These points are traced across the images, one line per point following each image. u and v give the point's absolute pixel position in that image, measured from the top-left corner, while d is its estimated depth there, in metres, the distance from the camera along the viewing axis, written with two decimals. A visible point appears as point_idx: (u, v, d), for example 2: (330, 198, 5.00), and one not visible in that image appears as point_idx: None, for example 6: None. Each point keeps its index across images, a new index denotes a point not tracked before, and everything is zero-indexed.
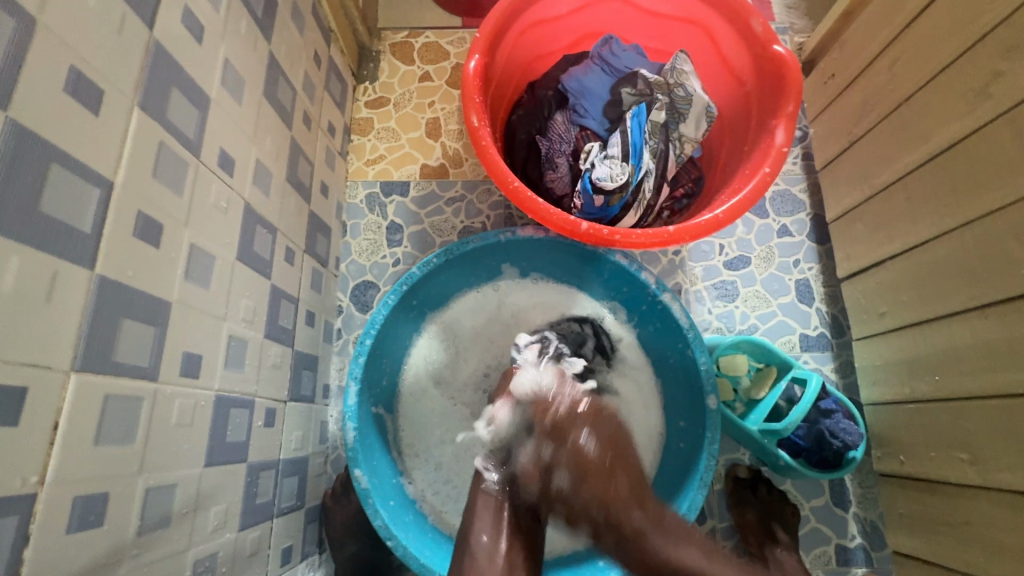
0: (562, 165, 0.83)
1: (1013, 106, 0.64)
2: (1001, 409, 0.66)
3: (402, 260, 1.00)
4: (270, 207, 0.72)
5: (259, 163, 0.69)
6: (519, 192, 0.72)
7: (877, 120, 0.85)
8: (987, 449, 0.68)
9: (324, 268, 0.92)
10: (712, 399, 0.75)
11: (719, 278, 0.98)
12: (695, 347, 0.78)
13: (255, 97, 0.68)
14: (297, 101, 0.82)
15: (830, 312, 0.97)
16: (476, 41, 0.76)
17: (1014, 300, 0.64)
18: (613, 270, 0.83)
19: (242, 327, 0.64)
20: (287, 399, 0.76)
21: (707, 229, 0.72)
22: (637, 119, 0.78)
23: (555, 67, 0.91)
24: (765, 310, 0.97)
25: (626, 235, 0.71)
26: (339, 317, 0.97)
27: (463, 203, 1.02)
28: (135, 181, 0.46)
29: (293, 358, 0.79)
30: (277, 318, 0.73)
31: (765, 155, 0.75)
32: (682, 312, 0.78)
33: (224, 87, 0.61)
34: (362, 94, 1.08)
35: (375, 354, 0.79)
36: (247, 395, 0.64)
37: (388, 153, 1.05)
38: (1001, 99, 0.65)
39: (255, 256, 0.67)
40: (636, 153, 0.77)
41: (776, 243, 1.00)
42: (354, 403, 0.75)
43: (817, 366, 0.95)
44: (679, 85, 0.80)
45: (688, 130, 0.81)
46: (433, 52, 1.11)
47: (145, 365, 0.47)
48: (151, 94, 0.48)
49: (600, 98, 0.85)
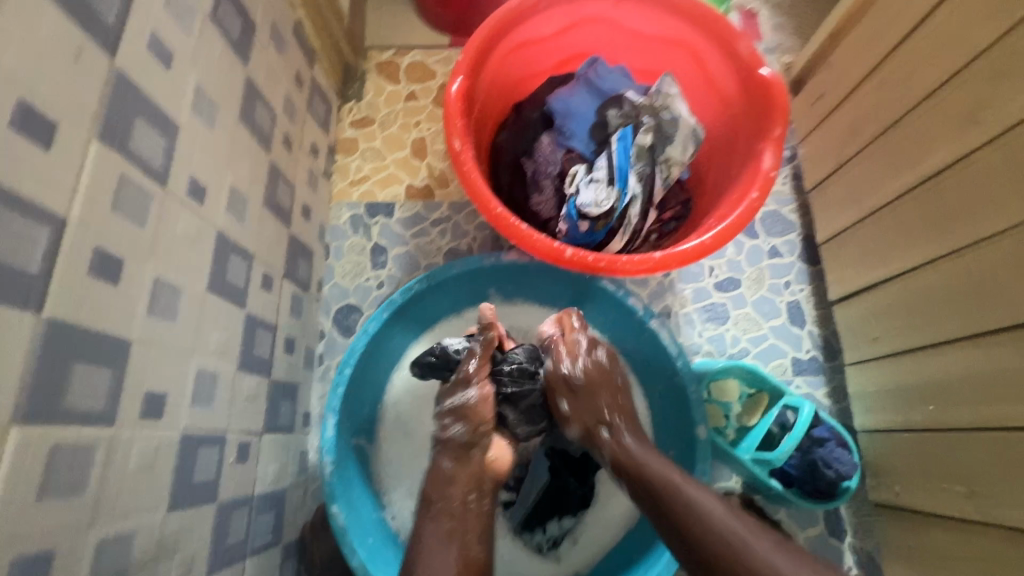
0: (547, 188, 0.83)
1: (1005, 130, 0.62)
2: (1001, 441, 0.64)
3: (386, 282, 0.98)
4: (246, 234, 0.70)
5: (234, 189, 0.67)
6: (502, 218, 0.70)
7: (866, 143, 0.84)
8: (985, 482, 0.66)
9: (305, 293, 0.90)
10: (702, 429, 0.73)
11: (709, 301, 0.97)
12: (684, 375, 0.76)
13: (230, 122, 0.66)
14: (277, 123, 0.80)
15: (822, 335, 0.95)
16: (458, 64, 0.74)
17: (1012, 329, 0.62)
18: (600, 295, 0.81)
19: (213, 360, 0.61)
20: (263, 431, 0.73)
21: (693, 255, 0.70)
22: (623, 142, 0.77)
23: (540, 89, 0.90)
24: (756, 333, 0.96)
25: (611, 261, 0.69)
26: (321, 342, 0.94)
27: (449, 224, 1.00)
28: (92, 216, 0.44)
29: (270, 388, 0.76)
30: (252, 347, 0.71)
31: (753, 179, 0.74)
32: (669, 338, 0.77)
33: (196, 113, 0.59)
34: (347, 114, 1.07)
35: (356, 383, 0.77)
36: (217, 431, 0.62)
37: (373, 173, 1.04)
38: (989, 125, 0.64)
39: (228, 284, 0.65)
40: (621, 176, 0.75)
41: (766, 264, 0.99)
42: (332, 435, 0.72)
43: (810, 391, 0.93)
44: (665, 107, 0.79)
45: (675, 152, 0.79)
46: (418, 72, 1.10)
47: (100, 409, 0.44)
48: (111, 125, 0.46)
49: (586, 120, 0.85)
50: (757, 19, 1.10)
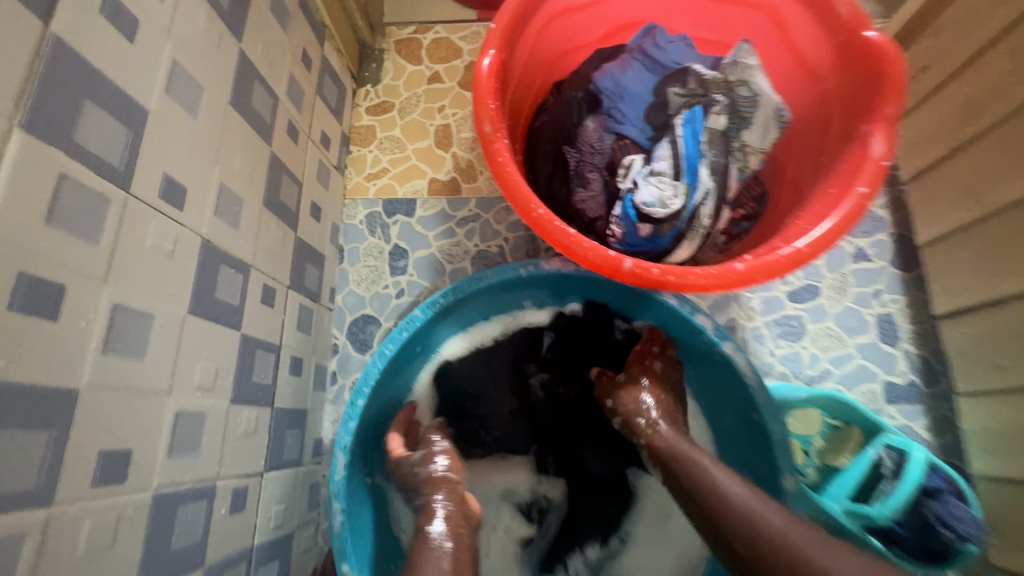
0: (595, 182, 0.70)
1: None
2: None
3: (406, 290, 0.87)
4: (242, 242, 0.59)
5: (225, 188, 0.56)
6: (544, 220, 0.57)
7: (993, 123, 0.68)
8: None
9: (315, 303, 0.79)
10: (791, 480, 0.59)
11: (781, 313, 0.82)
12: (765, 411, 0.61)
13: (219, 108, 0.55)
14: (280, 110, 0.69)
15: (921, 355, 0.80)
16: (490, 34, 0.61)
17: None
18: (659, 309, 0.67)
19: (198, 398, 0.51)
20: (264, 470, 0.63)
21: (785, 266, 0.56)
22: (691, 126, 0.63)
23: (585, 65, 0.77)
24: (839, 351, 0.81)
25: (680, 275, 0.55)
26: (333, 358, 0.84)
27: (477, 223, 0.88)
28: (11, 235, 0.34)
29: (273, 418, 0.66)
30: (250, 375, 0.60)
31: (858, 169, 0.59)
32: (747, 366, 0.62)
33: (172, 98, 0.48)
34: (363, 99, 0.95)
35: (370, 414, 0.66)
36: (205, 481, 0.52)
37: (391, 165, 0.92)
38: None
39: (218, 304, 0.55)
40: (690, 168, 0.61)
41: (850, 270, 0.83)
42: (342, 478, 0.61)
43: (906, 423, 0.78)
44: (742, 82, 0.64)
45: (752, 138, 0.65)
46: (442, 49, 0.97)
47: (27, 486, 0.35)
48: (46, 112, 0.36)
49: (641, 100, 0.71)
50: None
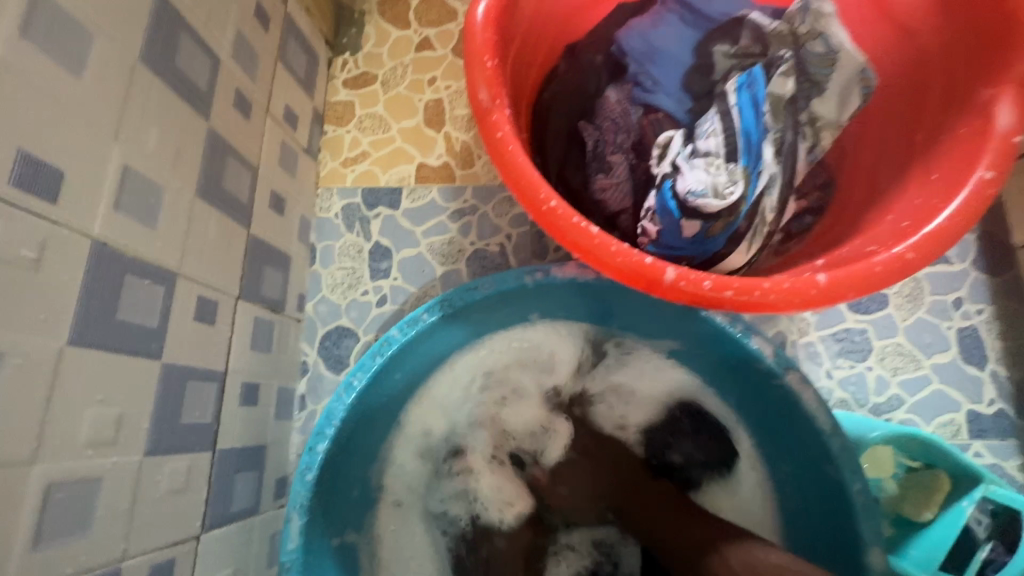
0: (619, 167, 0.55)
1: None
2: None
3: (389, 297, 0.73)
4: (163, 244, 0.45)
5: (132, 175, 0.42)
6: (556, 216, 0.43)
7: None
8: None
9: (278, 315, 0.65)
10: (879, 556, 0.46)
11: (841, 327, 0.68)
12: (842, 465, 0.48)
13: (120, 65, 0.41)
14: (223, 76, 0.55)
15: (1014, 379, 0.65)
16: None
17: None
18: (702, 330, 0.54)
19: (87, 459, 0.38)
20: (204, 529, 0.50)
21: (886, 279, 0.41)
22: (748, 93, 0.48)
23: (606, 21, 0.62)
24: (913, 374, 0.66)
25: (743, 290, 0.41)
26: (302, 378, 0.70)
27: (474, 217, 0.74)
28: None
29: (217, 464, 0.52)
30: (178, 414, 0.47)
31: (976, 149, 0.44)
32: (818, 405, 0.49)
33: (33, 44, 0.35)
34: (340, 71, 0.81)
35: (337, 459, 0.53)
36: (100, 567, 0.39)
37: (373, 148, 0.78)
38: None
39: (123, 328, 0.41)
40: (749, 147, 0.47)
41: (925, 274, 0.69)
42: (298, 545, 0.49)
43: (996, 462, 0.64)
44: (816, 35, 0.50)
45: (826, 109, 0.50)
46: (434, 11, 0.82)
47: None
48: None
49: (677, 63, 0.57)
50: None
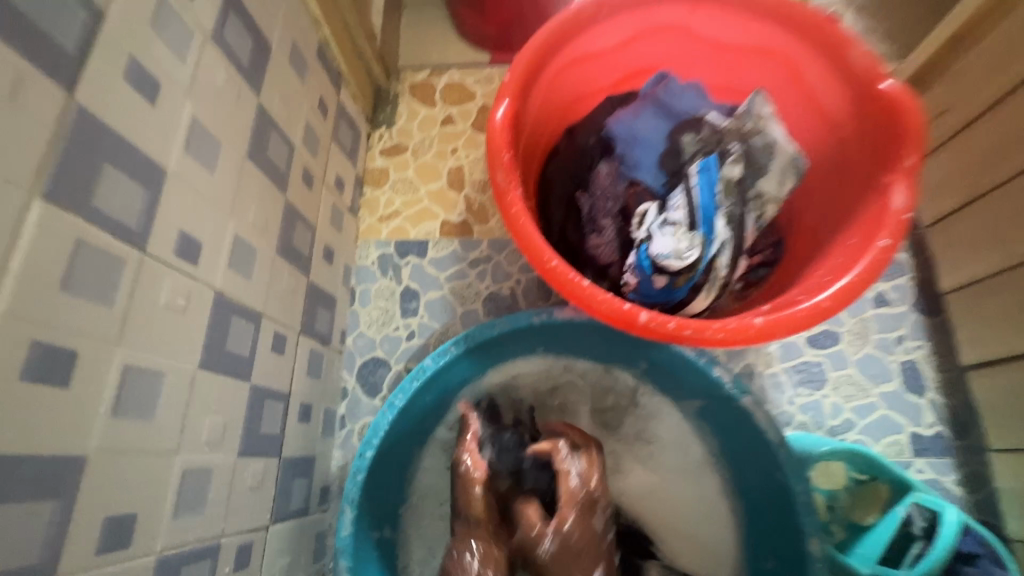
0: (608, 229, 0.69)
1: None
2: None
3: (417, 332, 0.86)
4: (254, 291, 0.59)
5: (240, 240, 0.56)
6: (558, 272, 0.56)
7: (1015, 172, 0.67)
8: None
9: (326, 347, 0.78)
10: (815, 543, 0.58)
11: (801, 360, 0.80)
12: (788, 471, 0.60)
13: (237, 161, 0.56)
14: (296, 158, 0.70)
15: (949, 405, 0.77)
16: (504, 85, 0.62)
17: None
18: (676, 363, 0.67)
19: (206, 453, 0.50)
20: (271, 521, 0.62)
21: (807, 321, 0.54)
22: (705, 176, 0.62)
23: (599, 111, 0.77)
24: (862, 401, 0.78)
25: (698, 329, 0.54)
26: (343, 401, 0.83)
27: (489, 265, 0.88)
28: (27, 305, 0.34)
29: (282, 468, 0.65)
30: (259, 426, 0.60)
31: (878, 222, 0.58)
32: (766, 420, 0.61)
33: (191, 156, 0.49)
34: (377, 142, 0.97)
35: (379, 463, 0.65)
36: (209, 539, 0.51)
37: (404, 207, 0.93)
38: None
39: (230, 356, 0.54)
40: (706, 218, 0.60)
41: (872, 315, 0.81)
42: (349, 533, 0.60)
43: (936, 477, 0.74)
44: (757, 131, 0.65)
45: (769, 186, 0.65)
46: (456, 93, 0.99)
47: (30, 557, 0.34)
48: (67, 178, 0.37)
49: (655, 148, 0.71)
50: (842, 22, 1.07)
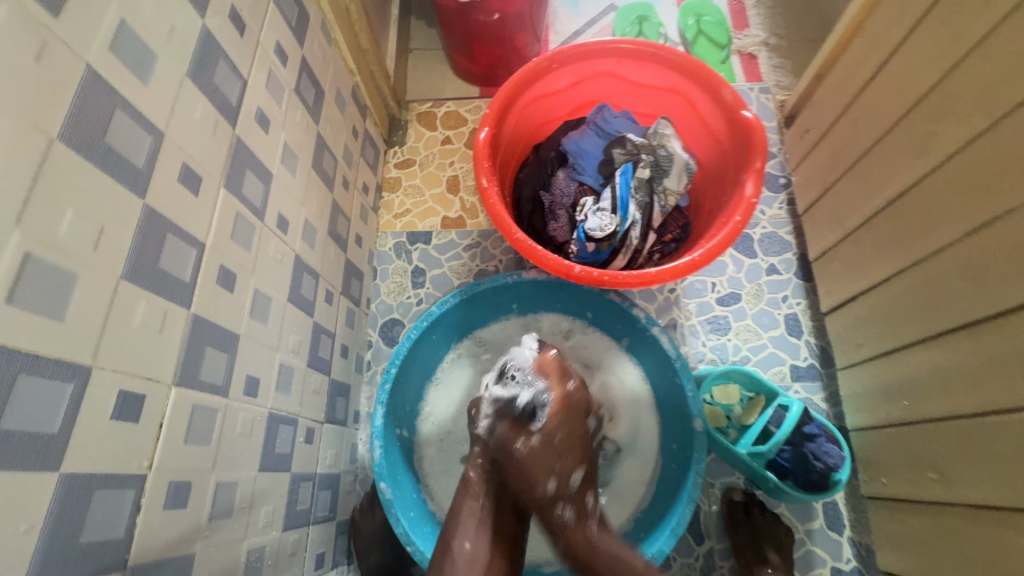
0: (562, 217, 0.97)
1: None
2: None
3: (424, 300, 1.13)
4: (314, 257, 0.87)
5: (307, 221, 0.84)
6: (521, 241, 0.84)
7: (842, 171, 0.94)
8: (1010, 470, 0.64)
9: (357, 308, 1.06)
10: (699, 421, 0.85)
11: (712, 314, 1.06)
12: (682, 375, 0.88)
13: (306, 169, 0.84)
14: (338, 168, 0.98)
15: (819, 344, 1.03)
16: (485, 116, 0.90)
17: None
18: (611, 308, 0.96)
19: (290, 357, 0.77)
20: (324, 420, 0.88)
21: (684, 269, 0.81)
22: (624, 177, 0.92)
23: (557, 132, 1.05)
24: (756, 342, 1.05)
25: (613, 276, 0.82)
26: (369, 351, 1.10)
27: (479, 249, 1.15)
28: (219, 243, 0.60)
29: (330, 385, 0.91)
30: (317, 350, 0.87)
31: (737, 205, 0.84)
32: (669, 342, 0.89)
33: (284, 165, 0.77)
34: (391, 158, 1.26)
35: (399, 381, 0.91)
36: (292, 413, 0.77)
37: (413, 207, 1.21)
38: (1008, 93, 0.62)
39: (302, 297, 0.82)
40: (623, 205, 0.90)
41: (765, 281, 1.08)
42: (381, 423, 0.86)
43: (808, 395, 1.01)
44: (662, 145, 0.94)
45: (671, 183, 0.93)
46: (452, 120, 1.29)
47: (219, 384, 0.59)
48: (233, 174, 0.64)
49: (595, 158, 0.99)
50: (756, 60, 1.37)
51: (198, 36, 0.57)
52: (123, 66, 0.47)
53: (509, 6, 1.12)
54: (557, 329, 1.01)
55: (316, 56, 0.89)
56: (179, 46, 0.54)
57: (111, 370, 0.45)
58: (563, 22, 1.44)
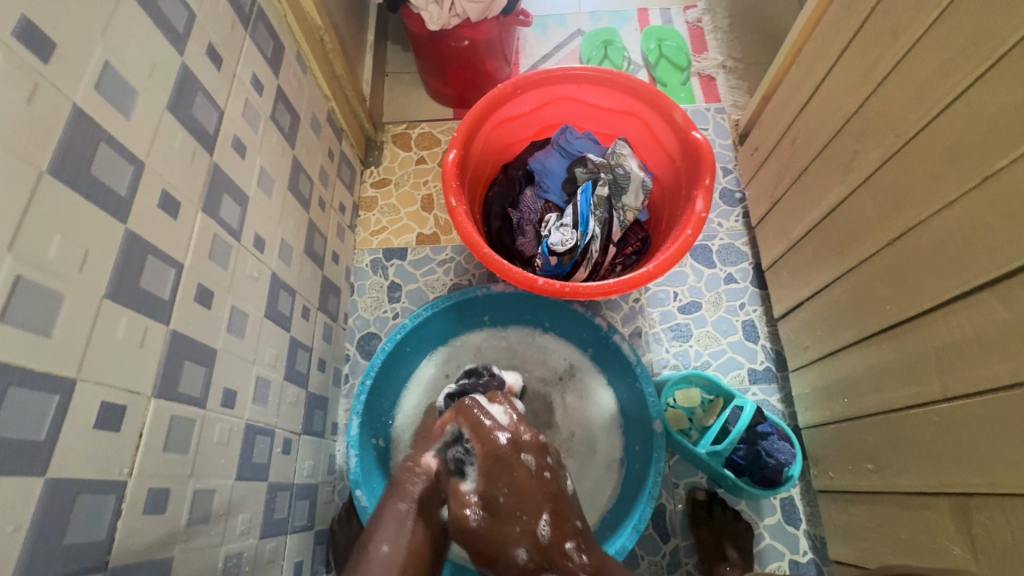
0: (529, 232, 1.04)
1: (965, 89, 0.62)
2: (942, 419, 0.69)
3: (400, 313, 1.17)
4: (291, 274, 0.91)
5: (283, 241, 0.88)
6: (488, 256, 0.89)
7: (787, 187, 1.01)
8: (926, 456, 0.72)
9: (335, 322, 1.09)
10: (658, 423, 0.91)
11: (674, 321, 1.12)
12: (642, 379, 0.94)
13: (282, 191, 0.89)
14: (314, 190, 1.03)
15: (774, 348, 1.10)
16: (453, 139, 0.95)
17: (996, 283, 0.60)
18: (576, 317, 1.01)
19: (267, 370, 0.81)
20: (301, 431, 0.91)
21: (640, 280, 0.87)
22: (585, 194, 0.98)
23: (524, 153, 1.11)
24: (715, 347, 1.10)
25: (574, 288, 0.87)
26: (346, 364, 1.13)
27: (453, 264, 1.20)
28: (197, 263, 0.64)
29: (307, 397, 0.95)
30: (294, 363, 0.90)
31: (688, 220, 0.91)
32: (630, 349, 0.95)
33: (261, 188, 0.81)
34: (368, 177, 1.30)
35: (375, 392, 0.95)
36: (269, 425, 0.80)
37: (389, 224, 1.25)
38: (912, 119, 0.70)
39: (279, 312, 0.85)
40: (583, 221, 0.96)
41: (723, 289, 1.14)
42: (356, 433, 0.90)
43: (765, 397, 1.07)
44: (619, 164, 0.99)
45: (629, 200, 1.00)
46: (427, 141, 1.34)
47: (197, 396, 0.63)
48: (210, 198, 0.68)
49: (559, 177, 1.06)
50: (715, 82, 1.45)
51: (177, 73, 0.62)
52: (108, 103, 0.51)
53: (478, 34, 1.19)
54: (528, 338, 1.06)
55: (292, 84, 0.94)
56: (159, 82, 0.59)
57: (94, 382, 0.48)
58: (533, 47, 1.51)
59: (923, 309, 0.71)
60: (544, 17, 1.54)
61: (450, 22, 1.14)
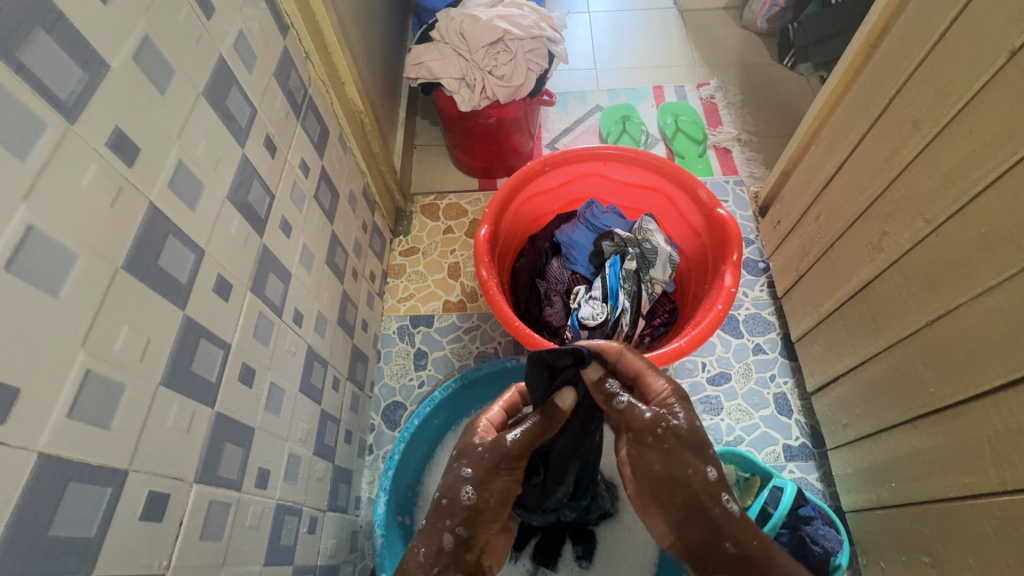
0: (557, 303, 1.06)
1: (995, 180, 0.64)
2: (1003, 513, 0.66)
3: (426, 382, 1.17)
4: (323, 345, 0.92)
5: (319, 314, 0.90)
6: (520, 329, 0.89)
7: (814, 260, 1.01)
8: (992, 551, 0.68)
9: (362, 392, 1.09)
10: None
11: (704, 394, 1.10)
12: None
13: (320, 265, 0.91)
14: (348, 261, 1.06)
15: (808, 423, 1.07)
16: (485, 215, 0.98)
17: None
18: None
19: (298, 446, 0.80)
20: (326, 508, 0.89)
21: (673, 355, 0.86)
22: (613, 269, 1.00)
23: (550, 225, 1.15)
24: (748, 422, 1.07)
25: None
26: (371, 434, 1.12)
27: (478, 331, 1.22)
28: (243, 343, 0.66)
29: (333, 472, 0.93)
30: (323, 437, 0.90)
31: (719, 294, 0.91)
32: None
33: (302, 265, 0.84)
34: (397, 246, 1.34)
35: (401, 466, 0.94)
36: (297, 504, 0.79)
37: (417, 291, 1.28)
38: (942, 206, 0.72)
39: (312, 385, 0.86)
40: (613, 294, 0.98)
41: (752, 360, 1.13)
42: (383, 511, 0.88)
43: (803, 475, 1.02)
44: (646, 239, 1.02)
45: (657, 274, 1.02)
46: (454, 211, 1.39)
47: (234, 478, 0.62)
48: (258, 278, 0.70)
49: (586, 249, 1.07)
50: (731, 154, 1.50)
51: (237, 163, 0.66)
52: (178, 198, 0.55)
53: (505, 113, 1.25)
54: None
55: (334, 164, 0.99)
56: (222, 173, 0.63)
57: (143, 472, 0.48)
58: (553, 121, 1.59)
59: (970, 394, 0.70)
60: (565, 95, 1.63)
61: (480, 103, 1.22)
